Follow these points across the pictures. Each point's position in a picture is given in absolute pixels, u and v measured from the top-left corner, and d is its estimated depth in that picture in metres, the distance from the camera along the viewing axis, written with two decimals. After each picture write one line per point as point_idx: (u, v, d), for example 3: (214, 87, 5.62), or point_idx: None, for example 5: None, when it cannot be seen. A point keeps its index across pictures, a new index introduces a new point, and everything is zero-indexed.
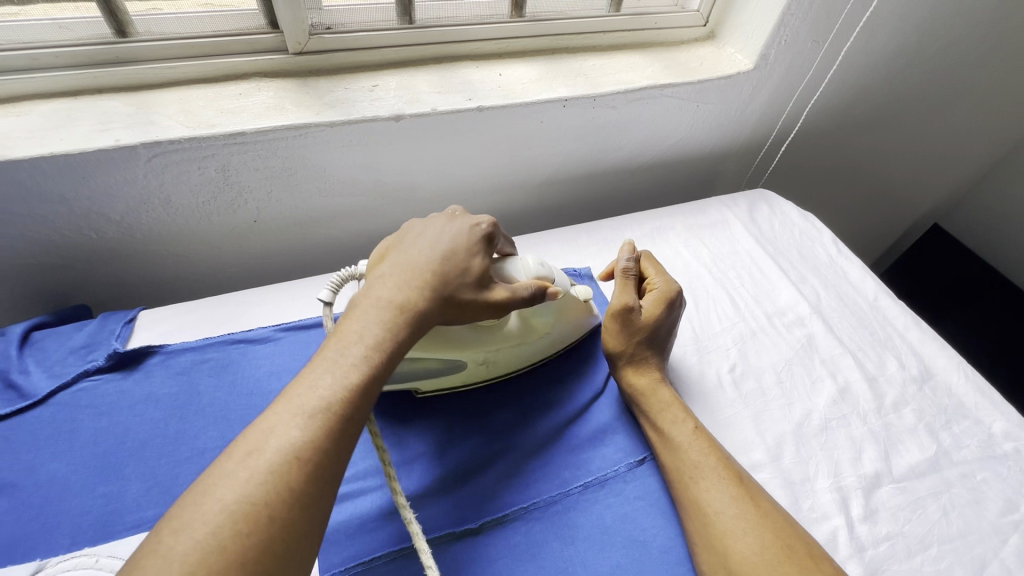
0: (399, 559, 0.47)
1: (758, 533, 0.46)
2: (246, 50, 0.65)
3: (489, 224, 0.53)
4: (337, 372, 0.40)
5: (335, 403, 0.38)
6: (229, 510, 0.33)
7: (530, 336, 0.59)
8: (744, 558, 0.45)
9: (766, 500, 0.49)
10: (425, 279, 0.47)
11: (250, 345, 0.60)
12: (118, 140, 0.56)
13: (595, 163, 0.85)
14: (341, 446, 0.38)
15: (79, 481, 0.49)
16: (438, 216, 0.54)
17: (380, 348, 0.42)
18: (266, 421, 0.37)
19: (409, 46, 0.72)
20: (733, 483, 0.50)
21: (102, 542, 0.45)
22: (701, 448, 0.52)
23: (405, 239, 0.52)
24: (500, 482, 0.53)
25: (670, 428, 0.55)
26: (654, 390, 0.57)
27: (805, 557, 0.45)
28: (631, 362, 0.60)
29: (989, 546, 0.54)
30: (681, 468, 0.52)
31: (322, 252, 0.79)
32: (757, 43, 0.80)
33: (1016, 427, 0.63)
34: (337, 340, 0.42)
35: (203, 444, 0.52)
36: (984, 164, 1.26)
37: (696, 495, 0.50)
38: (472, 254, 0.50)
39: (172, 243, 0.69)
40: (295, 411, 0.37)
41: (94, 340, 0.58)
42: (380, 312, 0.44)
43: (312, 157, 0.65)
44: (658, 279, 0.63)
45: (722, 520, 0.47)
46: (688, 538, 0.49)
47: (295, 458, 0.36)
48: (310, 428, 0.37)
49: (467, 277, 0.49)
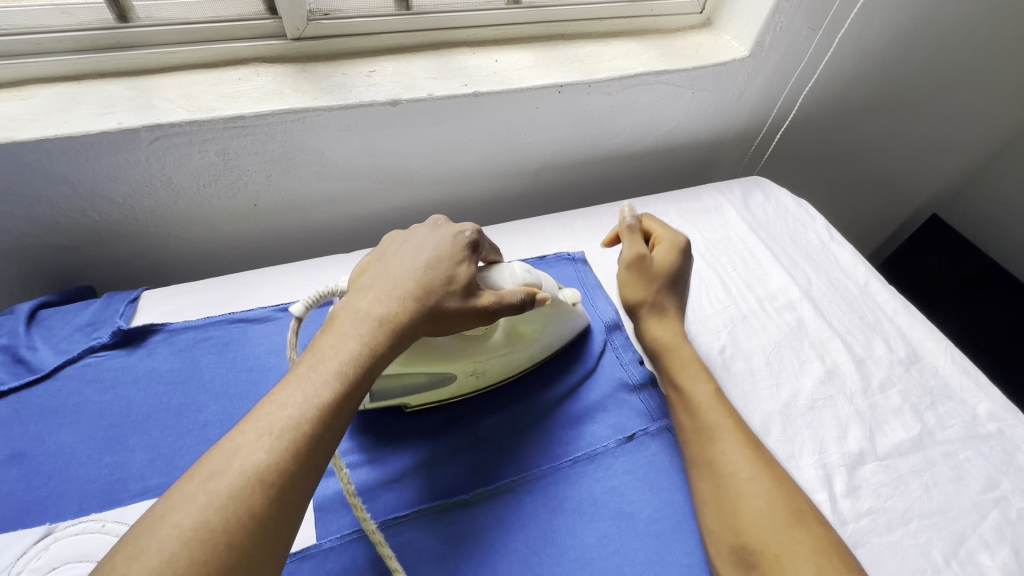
0: (393, 526, 0.49)
1: (770, 497, 0.47)
2: (246, 36, 0.66)
3: (473, 232, 0.53)
4: (308, 390, 0.38)
5: (308, 423, 0.37)
6: (185, 538, 0.31)
7: (520, 344, 0.59)
8: (753, 519, 0.46)
9: (779, 468, 0.51)
10: (409, 293, 0.46)
11: (250, 324, 0.62)
12: (120, 122, 0.58)
13: (591, 150, 0.86)
14: (307, 471, 0.36)
15: (86, 451, 0.51)
16: (420, 226, 0.54)
17: (357, 362, 0.41)
18: (230, 442, 0.35)
19: (405, 33, 0.72)
20: (750, 447, 0.51)
21: (108, 508, 0.47)
22: (719, 410, 0.54)
23: (389, 249, 0.51)
24: (492, 456, 0.55)
25: (691, 387, 0.56)
26: (676, 344, 0.60)
27: (813, 523, 0.46)
28: (650, 315, 0.62)
29: (968, 521, 0.55)
30: (698, 427, 0.53)
31: (323, 235, 0.81)
32: (751, 30, 0.80)
33: (1000, 408, 0.64)
34: (312, 356, 0.41)
35: (205, 417, 0.54)
36: (983, 154, 1.26)
37: (712, 455, 0.51)
38: (457, 263, 0.50)
39: (174, 225, 0.70)
40: (262, 431, 0.36)
41: (98, 319, 0.60)
42: (359, 325, 0.43)
43: (310, 141, 0.67)
44: (665, 231, 0.65)
45: (737, 481, 0.49)
46: (698, 495, 0.51)
47: (260, 481, 0.34)
48: (277, 449, 0.35)
49: (453, 285, 0.48)
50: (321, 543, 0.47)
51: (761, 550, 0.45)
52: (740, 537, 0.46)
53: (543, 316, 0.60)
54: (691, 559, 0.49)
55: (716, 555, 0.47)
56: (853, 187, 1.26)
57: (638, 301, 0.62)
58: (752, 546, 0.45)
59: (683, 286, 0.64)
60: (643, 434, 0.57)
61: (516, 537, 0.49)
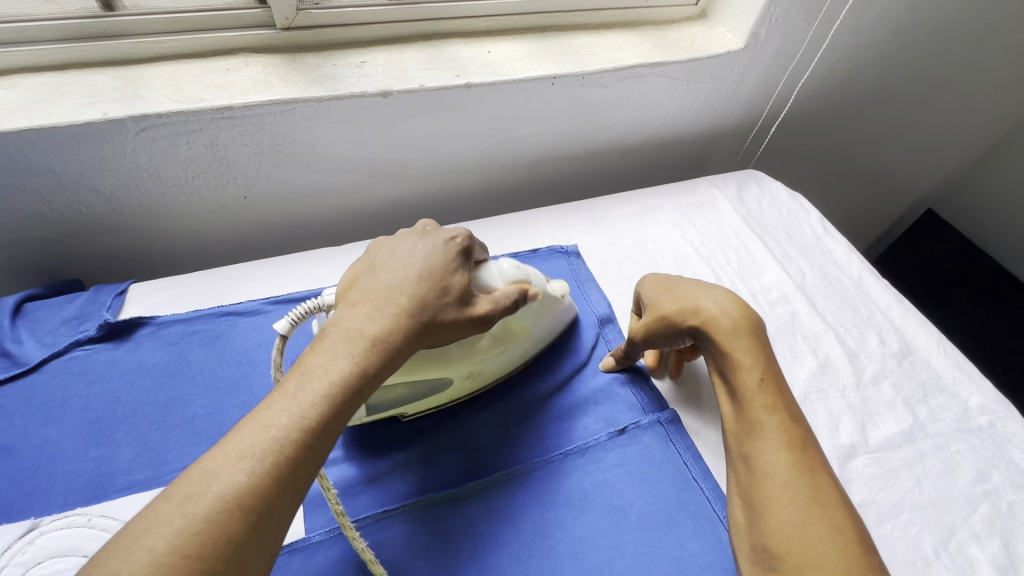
0: (382, 520, 0.49)
1: (805, 507, 0.43)
2: (234, 25, 0.65)
3: (465, 237, 0.50)
4: (296, 411, 0.37)
5: (292, 445, 0.36)
6: (157, 563, 0.30)
7: (513, 342, 0.57)
8: (781, 527, 0.43)
9: (828, 477, 0.45)
10: (401, 307, 0.44)
11: (239, 317, 0.61)
12: (106, 113, 0.57)
13: (584, 143, 0.86)
14: (289, 493, 0.35)
15: (72, 445, 0.50)
16: (410, 231, 0.51)
17: (348, 383, 0.39)
18: (209, 461, 0.34)
19: (396, 23, 0.72)
20: (794, 449, 0.46)
21: (95, 503, 0.47)
22: (765, 405, 0.49)
23: (380, 256, 0.49)
24: (484, 450, 0.54)
25: (738, 375, 0.51)
26: (725, 324, 0.54)
27: (851, 539, 0.42)
28: (685, 309, 0.56)
29: (959, 513, 0.55)
30: (743, 420, 0.49)
31: (314, 228, 0.80)
32: (746, 22, 0.80)
33: (992, 401, 0.64)
34: (300, 375, 0.39)
35: (194, 411, 0.54)
36: (978, 148, 1.26)
37: (749, 451, 0.48)
38: (451, 272, 0.48)
39: (162, 217, 0.70)
40: (243, 453, 0.35)
41: (85, 312, 0.59)
42: (349, 343, 0.41)
43: (300, 132, 0.66)
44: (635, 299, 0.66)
45: (770, 484, 0.45)
46: (732, 489, 0.49)
47: (239, 505, 0.33)
48: (258, 471, 0.34)
49: (447, 297, 0.46)
50: (309, 537, 0.47)
51: (784, 556, 0.42)
52: (763, 540, 0.43)
53: (534, 312, 0.58)
54: (682, 552, 0.49)
55: (740, 550, 0.45)
56: (848, 181, 1.26)
57: (671, 309, 0.57)
58: (775, 550, 0.42)
59: (687, 281, 0.61)
60: (634, 428, 0.56)
61: (506, 530, 0.49)
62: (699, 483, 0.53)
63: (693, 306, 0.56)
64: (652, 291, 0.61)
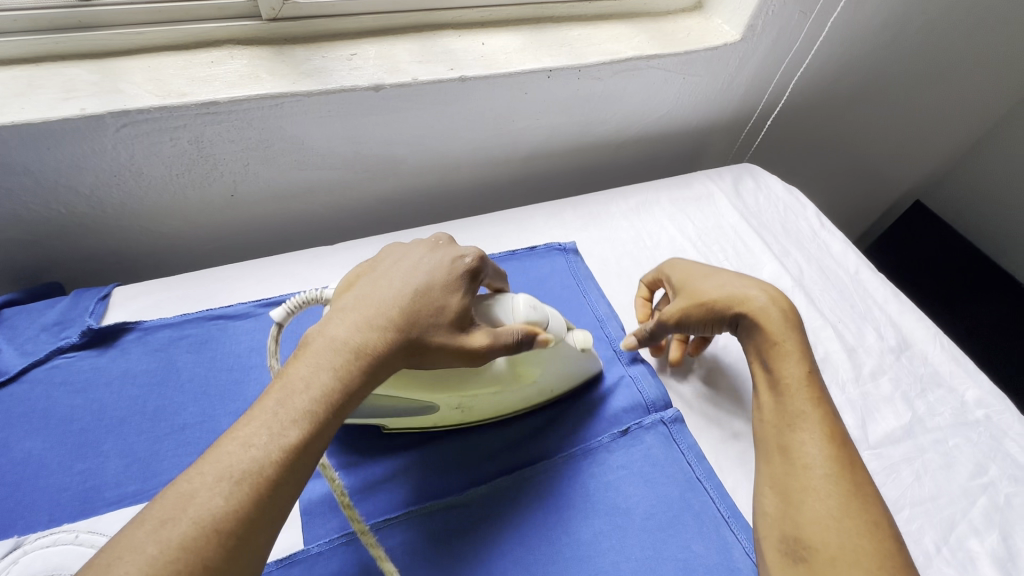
0: (382, 529, 0.47)
1: (842, 500, 0.44)
2: (218, 16, 0.62)
3: (474, 257, 0.48)
4: (275, 429, 0.36)
5: (272, 464, 0.35)
6: None
7: (513, 384, 0.52)
8: (817, 518, 0.43)
9: (864, 474, 0.46)
10: (389, 322, 0.42)
11: (230, 321, 0.59)
12: (83, 108, 0.54)
13: (580, 137, 0.84)
14: (268, 515, 0.34)
15: (56, 458, 0.48)
16: (420, 243, 0.50)
17: (329, 402, 0.38)
18: (186, 484, 0.33)
19: (388, 14, 0.69)
20: (834, 443, 0.47)
21: (82, 518, 0.45)
22: (809, 398, 0.50)
23: (381, 265, 0.47)
24: (485, 456, 0.54)
25: (784, 366, 0.52)
26: (776, 316, 0.54)
27: (887, 537, 0.43)
28: (732, 296, 0.56)
29: (958, 507, 0.55)
30: (782, 411, 0.50)
31: (303, 226, 0.77)
32: (743, 14, 0.79)
33: (988, 394, 0.65)
34: (282, 387, 0.38)
35: (184, 420, 0.52)
36: (967, 140, 1.27)
37: (787, 442, 0.48)
38: (449, 291, 0.45)
39: (144, 217, 0.67)
40: (221, 474, 0.33)
41: (67, 317, 0.56)
42: (332, 355, 0.40)
43: (289, 127, 0.63)
44: (649, 276, 0.66)
45: (809, 475, 0.46)
46: (762, 478, 0.48)
47: (216, 531, 0.32)
48: (235, 496, 0.33)
49: (439, 318, 0.44)
50: (308, 548, 0.46)
51: (817, 548, 0.42)
52: (795, 529, 0.44)
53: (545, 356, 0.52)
54: (688, 554, 0.48)
55: (765, 540, 0.45)
56: (840, 174, 1.26)
57: (715, 295, 0.57)
58: (808, 541, 0.43)
59: (723, 271, 0.61)
60: (637, 427, 0.56)
61: (510, 536, 0.48)
62: (703, 482, 0.52)
63: (741, 295, 0.56)
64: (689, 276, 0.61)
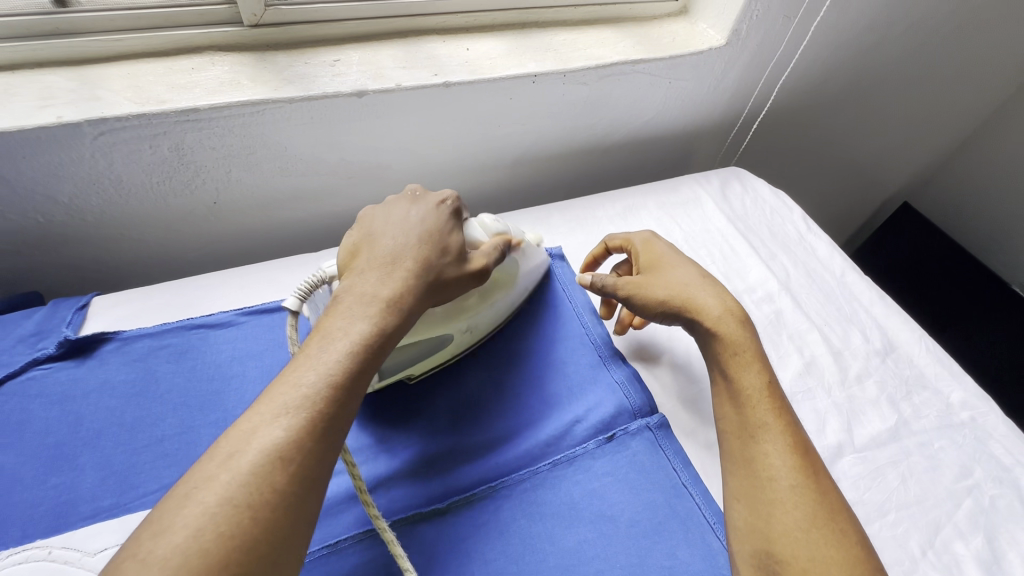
0: (364, 540, 0.47)
1: (809, 510, 0.44)
2: (198, 22, 0.62)
3: (454, 200, 0.52)
4: (322, 370, 0.37)
5: (324, 401, 0.36)
6: None
7: (499, 293, 0.60)
8: (787, 532, 0.43)
9: (828, 479, 0.47)
10: (407, 269, 0.45)
11: (210, 329, 0.59)
12: (60, 116, 0.54)
13: (567, 142, 0.84)
14: (320, 462, 0.35)
15: (30, 471, 0.47)
16: (400, 197, 0.52)
17: (368, 342, 0.40)
18: (246, 422, 0.35)
19: (371, 20, 0.69)
20: (798, 454, 0.47)
21: (55, 535, 0.44)
22: (770, 409, 0.49)
23: (375, 224, 0.49)
24: (467, 464, 0.53)
25: (743, 376, 0.52)
26: (732, 331, 0.54)
27: (855, 544, 0.43)
28: (687, 302, 0.56)
29: (944, 510, 0.55)
30: (743, 422, 0.50)
31: (287, 233, 0.77)
32: (728, 18, 0.79)
33: (972, 396, 0.65)
34: (320, 337, 0.40)
35: (162, 431, 0.51)
36: (952, 141, 1.28)
37: (752, 454, 0.48)
38: (447, 234, 0.49)
39: (125, 225, 0.66)
40: (278, 410, 0.35)
41: (44, 327, 0.56)
42: (364, 304, 0.42)
43: (271, 135, 0.63)
44: (621, 237, 0.66)
45: (776, 487, 0.45)
46: (730, 491, 0.48)
47: (280, 458, 0.34)
48: (294, 426, 0.35)
49: (446, 259, 0.48)
50: None
51: (789, 561, 0.42)
52: (767, 544, 0.43)
53: (515, 262, 0.60)
54: (672, 561, 0.48)
55: (738, 555, 0.45)
56: (828, 175, 1.27)
57: (669, 298, 0.56)
58: (779, 555, 0.42)
59: (686, 266, 0.60)
60: (623, 433, 0.56)
61: (494, 545, 0.48)
62: (689, 488, 0.52)
63: (696, 306, 0.56)
64: (651, 267, 0.61)
